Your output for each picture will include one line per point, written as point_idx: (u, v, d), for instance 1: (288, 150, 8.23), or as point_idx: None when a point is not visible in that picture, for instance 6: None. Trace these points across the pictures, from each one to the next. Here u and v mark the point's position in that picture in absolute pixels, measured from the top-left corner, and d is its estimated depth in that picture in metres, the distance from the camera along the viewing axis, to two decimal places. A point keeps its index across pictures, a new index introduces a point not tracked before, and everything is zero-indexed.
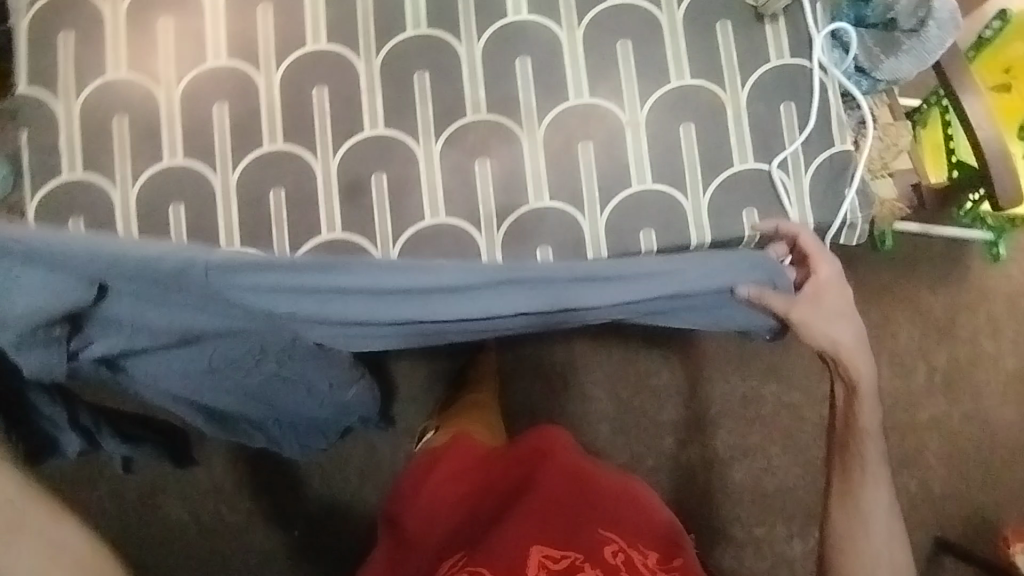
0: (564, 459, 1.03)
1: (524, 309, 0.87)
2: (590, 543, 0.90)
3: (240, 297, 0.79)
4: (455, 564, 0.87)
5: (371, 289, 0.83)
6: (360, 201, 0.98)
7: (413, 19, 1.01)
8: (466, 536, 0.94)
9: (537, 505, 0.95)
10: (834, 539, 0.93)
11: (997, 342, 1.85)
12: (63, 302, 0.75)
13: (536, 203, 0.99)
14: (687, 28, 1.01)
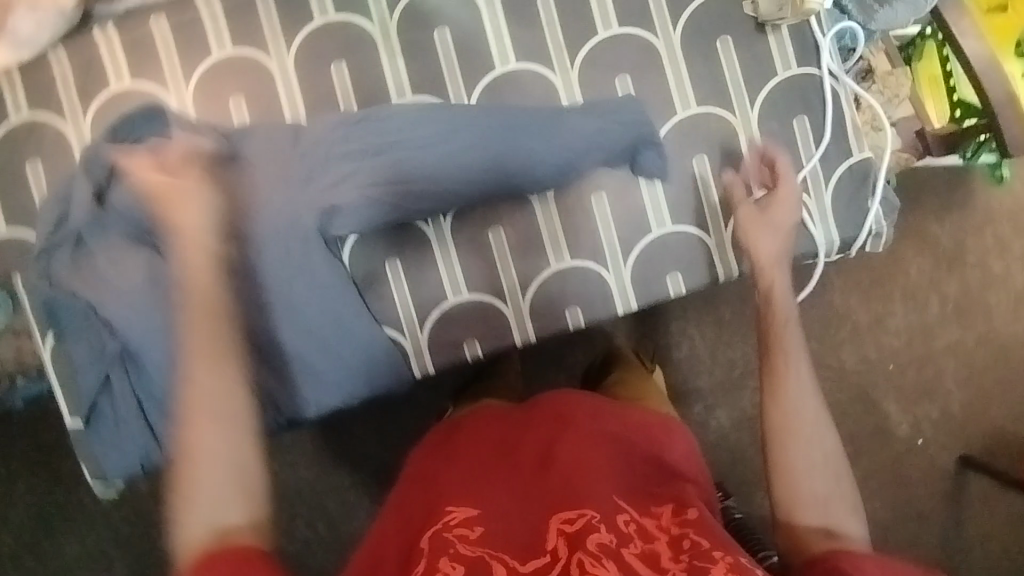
0: (589, 422, 0.86)
1: (485, 140, 0.91)
2: (610, 505, 0.72)
3: (300, 131, 0.90)
4: (460, 536, 0.70)
5: (402, 131, 0.91)
6: (377, 292, 0.96)
7: (396, 87, 0.95)
8: (474, 481, 0.79)
9: (552, 467, 0.78)
10: (777, 439, 0.75)
11: (1004, 261, 1.85)
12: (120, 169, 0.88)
13: (557, 263, 0.97)
14: (687, 50, 0.95)
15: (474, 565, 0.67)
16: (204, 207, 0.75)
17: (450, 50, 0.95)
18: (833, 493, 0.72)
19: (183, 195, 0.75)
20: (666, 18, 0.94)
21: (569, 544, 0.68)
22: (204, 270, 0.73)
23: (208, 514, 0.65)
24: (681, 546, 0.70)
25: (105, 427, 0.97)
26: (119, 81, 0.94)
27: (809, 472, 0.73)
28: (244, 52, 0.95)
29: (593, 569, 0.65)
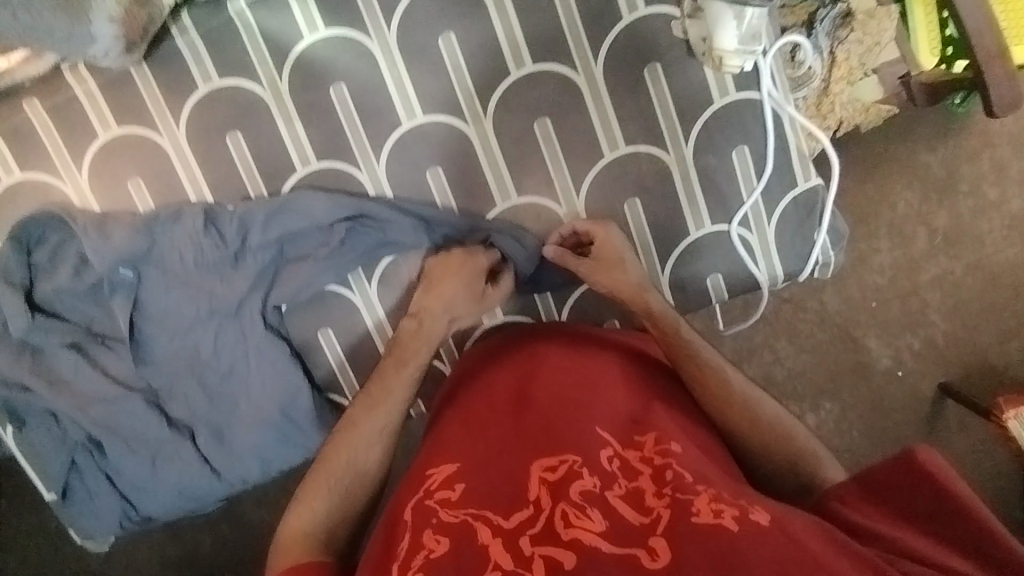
0: (560, 355, 0.82)
1: (385, 220, 0.90)
2: (593, 446, 0.68)
3: (217, 220, 0.90)
4: (444, 501, 0.66)
5: (303, 228, 0.90)
6: (317, 359, 0.99)
7: (298, 154, 0.89)
8: (457, 441, 0.75)
9: (525, 411, 0.74)
10: (714, 416, 0.79)
11: (1002, 187, 1.42)
12: (76, 260, 0.91)
13: (491, 321, 0.96)
14: (611, 83, 0.85)
15: (458, 533, 0.62)
16: (446, 313, 0.85)
17: (349, 108, 0.87)
18: (794, 452, 0.77)
19: (457, 268, 0.86)
20: (585, 49, 0.84)
21: (550, 493, 0.63)
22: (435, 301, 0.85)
23: (322, 523, 0.74)
24: (661, 479, 0.65)
25: (81, 499, 1.02)
26: (9, 173, 0.90)
27: (751, 425, 0.78)
28: (131, 130, 0.89)
29: (577, 520, 0.59)
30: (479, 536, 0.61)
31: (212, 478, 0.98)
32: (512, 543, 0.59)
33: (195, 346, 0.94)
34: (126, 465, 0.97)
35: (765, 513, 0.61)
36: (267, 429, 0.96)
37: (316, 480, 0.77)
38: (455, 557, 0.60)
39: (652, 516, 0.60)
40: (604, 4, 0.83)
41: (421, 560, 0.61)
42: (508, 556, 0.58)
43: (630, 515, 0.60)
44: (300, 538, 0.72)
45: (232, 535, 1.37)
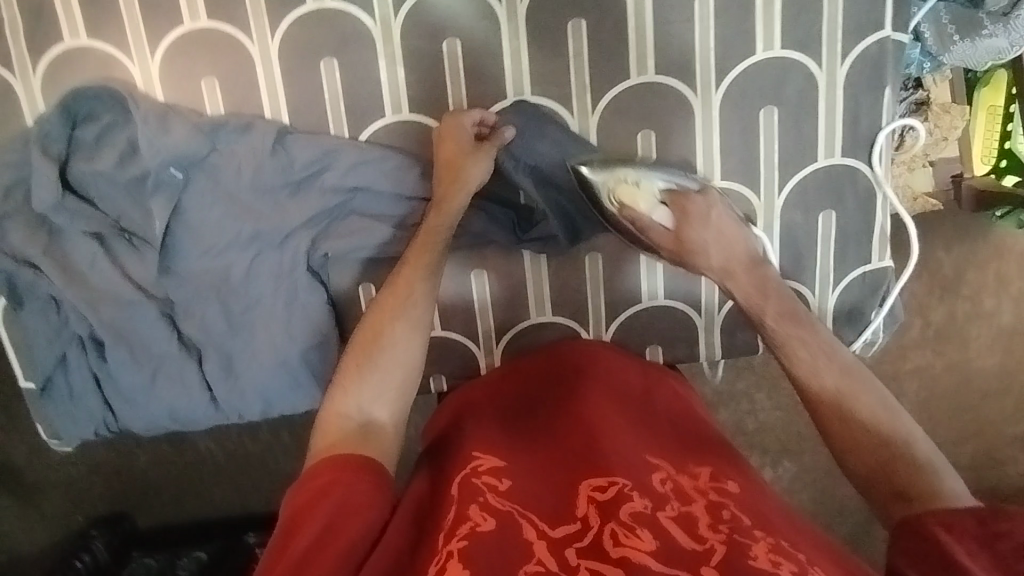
0: (610, 378, 0.83)
1: None
2: (644, 473, 0.69)
3: (287, 146, 0.85)
4: (489, 486, 0.68)
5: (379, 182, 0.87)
6: (346, 311, 0.93)
7: (391, 98, 0.84)
8: (503, 441, 0.76)
9: (575, 431, 0.75)
10: (823, 419, 0.72)
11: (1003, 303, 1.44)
12: (121, 146, 0.85)
13: (537, 316, 0.92)
14: (725, 116, 0.84)
15: (505, 520, 0.64)
16: (469, 186, 0.82)
17: (458, 68, 0.83)
18: (886, 454, 0.67)
19: (467, 158, 0.82)
20: (710, 73, 0.82)
21: (599, 512, 0.64)
22: (452, 197, 0.82)
23: (361, 406, 0.76)
24: (718, 514, 0.65)
25: (60, 397, 0.95)
26: (73, 38, 0.83)
27: (860, 428, 0.69)
28: (219, 27, 0.83)
29: (627, 539, 0.60)
30: (523, 533, 0.62)
31: (212, 404, 0.94)
32: (558, 549, 0.60)
33: (227, 267, 0.89)
34: (123, 372, 0.91)
35: (826, 574, 0.59)
36: (282, 371, 0.93)
37: (360, 356, 0.78)
38: (493, 538, 0.62)
39: (706, 545, 0.60)
40: (743, 33, 0.81)
41: (465, 531, 0.62)
42: (554, 560, 0.59)
43: (683, 540, 0.61)
44: (342, 420, 0.74)
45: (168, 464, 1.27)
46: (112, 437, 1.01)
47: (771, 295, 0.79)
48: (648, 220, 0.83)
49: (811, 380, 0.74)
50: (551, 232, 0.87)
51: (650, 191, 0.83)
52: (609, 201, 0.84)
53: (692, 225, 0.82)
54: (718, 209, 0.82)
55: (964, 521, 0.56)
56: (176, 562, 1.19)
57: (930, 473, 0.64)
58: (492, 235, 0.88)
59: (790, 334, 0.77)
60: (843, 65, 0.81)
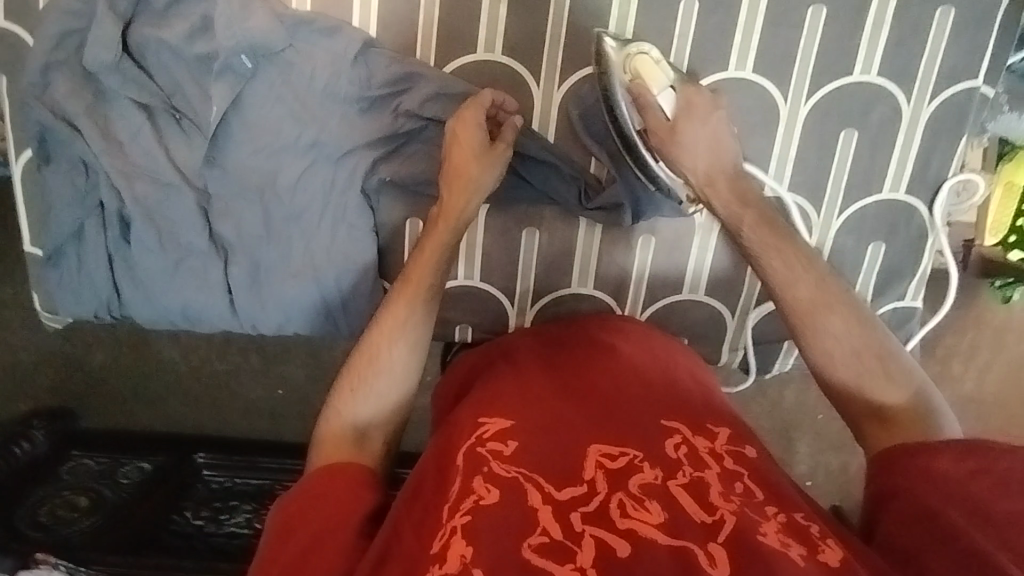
0: (636, 358, 0.78)
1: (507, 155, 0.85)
2: (655, 439, 0.68)
3: (365, 61, 0.82)
4: (495, 452, 0.65)
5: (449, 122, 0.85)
6: (389, 243, 0.91)
7: (486, 36, 0.82)
8: (512, 401, 0.72)
9: (590, 396, 0.72)
10: (802, 341, 0.73)
11: None
12: (195, 20, 0.80)
13: (577, 286, 0.92)
14: (807, 129, 0.85)
15: (509, 485, 0.62)
16: (479, 187, 0.80)
17: (562, 20, 0.81)
18: (863, 374, 0.70)
19: (480, 161, 0.80)
20: (803, 84, 0.83)
21: (608, 480, 0.63)
22: (455, 198, 0.80)
23: (357, 422, 0.75)
24: (731, 484, 0.64)
25: (66, 269, 0.89)
26: None
27: (838, 357, 0.71)
28: None
29: (635, 512, 0.60)
30: (528, 497, 0.61)
31: (229, 307, 0.90)
32: (563, 516, 0.60)
33: (278, 171, 0.85)
34: (144, 257, 0.87)
35: (838, 546, 0.59)
36: (310, 291, 0.90)
37: (356, 377, 0.76)
38: (501, 507, 0.60)
39: (716, 516, 0.60)
40: (845, 52, 0.81)
41: (469, 503, 0.60)
42: (559, 526, 0.59)
43: (692, 511, 0.61)
44: (337, 437, 0.74)
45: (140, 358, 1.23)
46: (110, 323, 0.96)
47: (751, 206, 0.77)
48: (653, 102, 0.77)
49: (786, 293, 0.74)
50: (620, 198, 0.84)
51: (666, 71, 0.78)
52: (624, 72, 0.79)
53: (688, 115, 0.77)
54: (716, 118, 0.77)
55: (953, 472, 0.60)
56: (118, 470, 1.13)
57: (899, 382, 0.69)
58: (558, 196, 0.86)
59: (776, 246, 0.75)
60: (929, 105, 0.83)
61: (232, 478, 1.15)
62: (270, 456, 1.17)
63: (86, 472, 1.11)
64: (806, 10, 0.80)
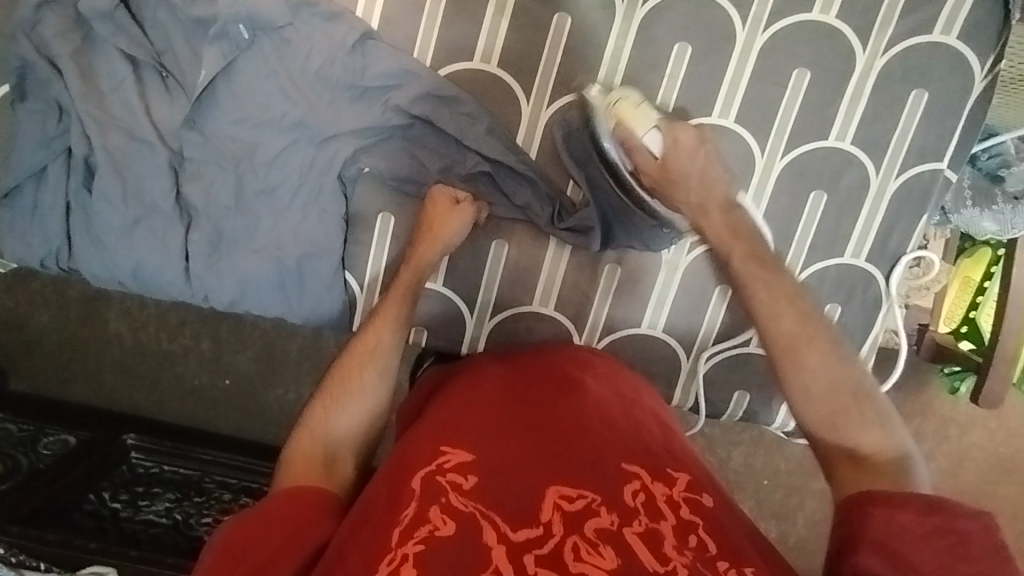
0: (602, 398, 0.75)
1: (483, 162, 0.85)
2: (615, 480, 0.66)
3: (362, 53, 0.83)
4: (453, 484, 0.64)
5: (436, 128, 0.85)
6: (357, 234, 0.90)
7: (484, 48, 0.83)
8: (473, 430, 0.70)
9: (553, 432, 0.70)
10: (780, 374, 0.68)
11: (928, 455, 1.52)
12: None
13: (537, 305, 0.92)
14: (779, 185, 0.87)
15: (463, 520, 0.61)
16: (446, 242, 0.84)
17: (559, 43, 0.83)
18: (839, 407, 0.65)
19: (452, 214, 0.84)
20: (781, 141, 0.86)
21: (564, 521, 0.61)
22: (425, 249, 0.83)
23: (330, 439, 0.72)
24: (687, 535, 0.62)
25: (21, 209, 0.86)
26: None
27: (818, 391, 0.66)
28: None
29: (588, 556, 0.58)
30: (481, 536, 0.60)
31: (184, 275, 0.88)
32: (515, 555, 0.58)
33: (257, 145, 0.85)
34: (103, 209, 0.84)
35: None
36: (270, 269, 0.88)
37: (329, 398, 0.75)
38: (454, 546, 0.59)
39: (669, 567, 0.58)
40: (822, 117, 0.85)
41: (422, 533, 0.60)
42: (510, 567, 0.58)
43: (645, 557, 0.59)
44: (307, 455, 0.71)
45: (87, 320, 1.20)
46: (55, 274, 0.92)
47: (743, 239, 0.75)
48: (639, 143, 0.78)
49: (767, 323, 0.69)
50: (592, 221, 0.85)
51: (649, 113, 0.78)
52: (608, 118, 0.80)
53: (677, 156, 0.78)
54: (707, 150, 0.78)
55: (911, 527, 0.55)
56: (40, 439, 1.08)
57: (874, 425, 0.64)
58: (532, 212, 0.87)
59: (767, 272, 0.72)
60: (895, 180, 0.86)
61: (160, 465, 1.12)
62: (202, 447, 1.13)
63: (3, 436, 1.06)
64: (791, 72, 0.83)
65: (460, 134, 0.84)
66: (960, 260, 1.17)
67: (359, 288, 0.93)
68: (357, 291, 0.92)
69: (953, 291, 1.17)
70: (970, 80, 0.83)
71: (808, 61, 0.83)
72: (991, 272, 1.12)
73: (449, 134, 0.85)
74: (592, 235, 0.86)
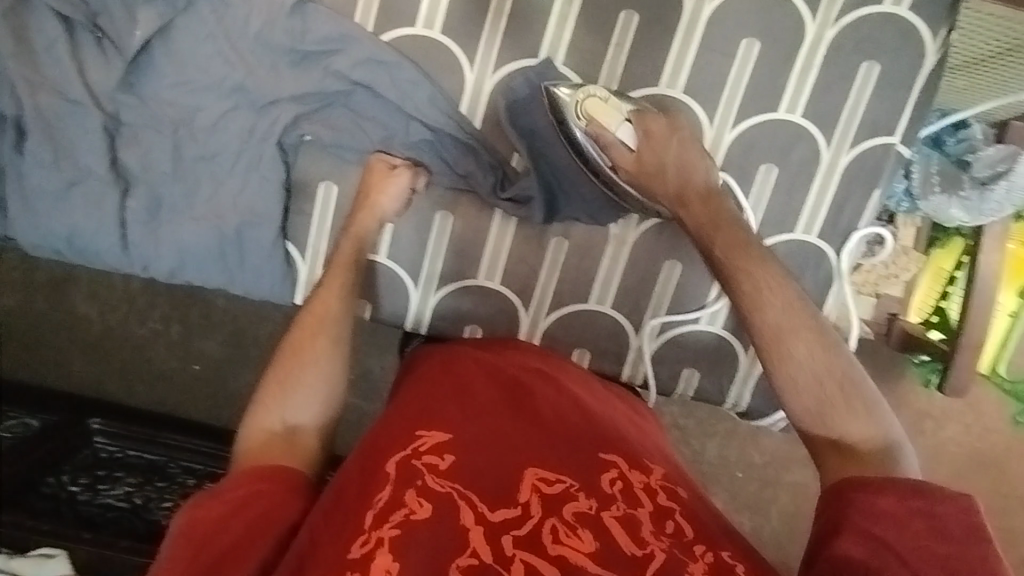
0: (580, 391, 0.72)
1: (425, 130, 0.84)
2: (594, 465, 0.62)
3: (303, 16, 0.81)
4: (430, 465, 0.60)
5: (379, 95, 0.83)
6: (300, 205, 0.88)
7: (427, 12, 0.82)
8: (444, 408, 0.66)
9: (531, 418, 0.66)
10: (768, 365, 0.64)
11: None
12: None
13: (483, 279, 0.90)
14: (729, 159, 0.86)
15: (441, 501, 0.58)
16: (386, 210, 0.82)
17: (504, 9, 0.81)
18: (829, 398, 0.61)
19: (389, 181, 0.82)
20: (729, 113, 0.84)
21: (542, 505, 0.59)
22: (366, 219, 0.81)
23: (288, 416, 0.68)
24: (665, 522, 0.59)
25: None
26: None
27: (806, 384, 0.62)
28: None
29: (567, 538, 0.56)
30: (460, 517, 0.57)
31: (121, 244, 0.86)
32: (494, 538, 0.56)
33: (195, 109, 0.83)
34: (35, 172, 0.82)
35: None
36: (208, 237, 0.86)
37: (283, 374, 0.71)
38: (432, 530, 0.56)
39: (646, 551, 0.56)
40: (772, 89, 0.83)
41: (399, 517, 0.56)
42: (489, 551, 0.55)
43: (624, 541, 0.57)
44: (266, 435, 0.67)
45: (36, 298, 1.16)
46: None
47: (723, 228, 0.71)
48: (613, 138, 0.76)
49: (753, 315, 0.65)
50: (532, 191, 0.84)
51: (617, 107, 0.76)
52: (577, 116, 0.77)
53: (656, 148, 0.76)
54: (682, 138, 0.76)
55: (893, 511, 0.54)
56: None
57: (862, 415, 0.60)
58: (474, 181, 0.85)
59: (753, 256, 0.68)
60: (846, 154, 0.85)
61: (124, 450, 1.09)
62: (172, 432, 1.10)
63: None
64: (740, 41, 0.82)
65: (402, 100, 0.82)
66: (933, 250, 1.14)
67: (302, 259, 0.91)
68: (299, 263, 0.91)
69: (925, 281, 1.16)
70: (921, 54, 0.81)
71: (757, 31, 0.81)
72: (961, 262, 1.11)
73: (392, 100, 0.83)
74: (533, 206, 0.84)
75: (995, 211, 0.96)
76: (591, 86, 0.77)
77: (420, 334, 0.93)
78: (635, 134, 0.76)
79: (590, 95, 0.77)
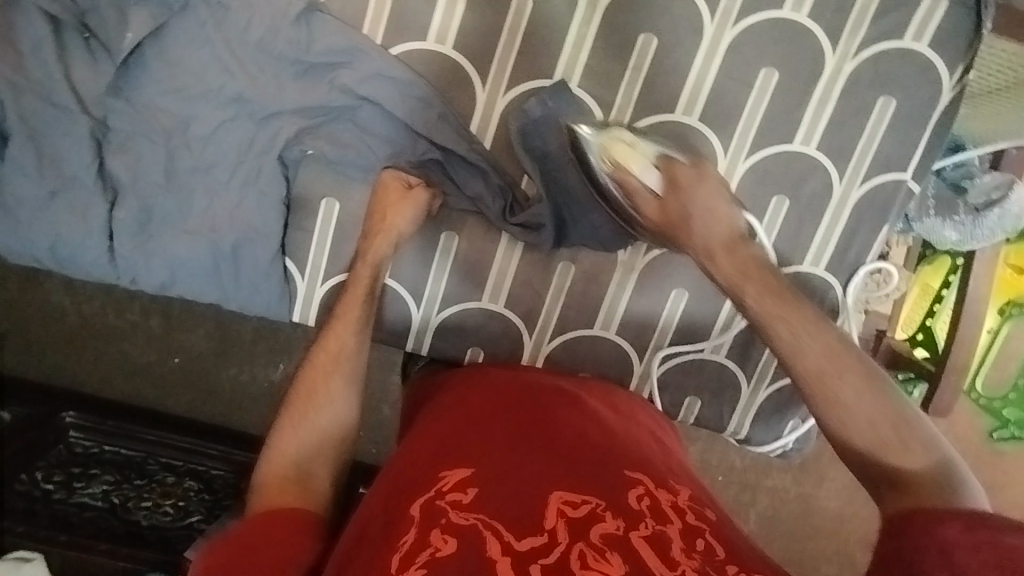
0: (603, 416, 0.71)
1: (435, 149, 0.81)
2: (618, 486, 0.60)
3: (308, 25, 0.77)
4: (454, 503, 0.57)
5: (388, 112, 0.80)
6: (300, 220, 0.85)
7: (439, 27, 0.78)
8: (466, 444, 0.64)
9: (555, 441, 0.64)
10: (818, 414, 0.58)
11: None
12: None
13: (487, 301, 0.88)
14: (741, 189, 0.85)
15: (468, 535, 0.54)
16: (399, 233, 0.81)
17: (519, 27, 0.78)
18: (880, 437, 0.56)
19: (401, 203, 0.80)
20: (744, 144, 0.83)
21: (568, 529, 0.55)
22: (378, 244, 0.80)
23: (304, 458, 0.67)
24: (694, 540, 0.56)
25: None
26: None
27: (858, 425, 0.56)
28: None
29: (596, 562, 0.52)
30: (487, 546, 0.53)
31: (110, 256, 0.82)
32: (522, 567, 0.52)
33: (189, 117, 0.79)
34: (17, 179, 0.78)
35: None
36: (202, 251, 0.82)
37: (297, 415, 0.69)
38: (458, 566, 0.52)
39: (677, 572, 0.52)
40: (787, 121, 0.82)
41: (424, 558, 0.53)
42: None
43: (653, 561, 0.52)
44: (281, 477, 0.65)
45: (13, 301, 1.11)
46: None
47: (755, 274, 0.64)
48: (638, 183, 0.71)
49: (795, 361, 0.59)
50: (543, 218, 0.81)
51: (645, 151, 0.72)
52: (602, 160, 0.73)
53: (682, 189, 0.69)
54: (710, 184, 0.69)
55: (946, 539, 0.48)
56: None
57: (917, 448, 0.55)
58: (483, 204, 0.82)
59: (792, 299, 0.62)
60: (858, 189, 0.84)
61: (99, 445, 1.03)
62: (149, 427, 1.05)
63: None
64: (759, 71, 0.80)
65: (411, 118, 0.79)
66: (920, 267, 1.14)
67: (301, 276, 0.87)
68: (297, 280, 0.88)
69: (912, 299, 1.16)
70: (938, 91, 0.80)
71: (776, 61, 0.80)
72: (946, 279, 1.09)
73: (400, 117, 0.80)
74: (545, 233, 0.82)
75: (986, 237, 0.94)
76: (619, 128, 0.74)
77: (421, 356, 0.91)
78: (662, 176, 0.70)
79: (615, 137, 0.73)
